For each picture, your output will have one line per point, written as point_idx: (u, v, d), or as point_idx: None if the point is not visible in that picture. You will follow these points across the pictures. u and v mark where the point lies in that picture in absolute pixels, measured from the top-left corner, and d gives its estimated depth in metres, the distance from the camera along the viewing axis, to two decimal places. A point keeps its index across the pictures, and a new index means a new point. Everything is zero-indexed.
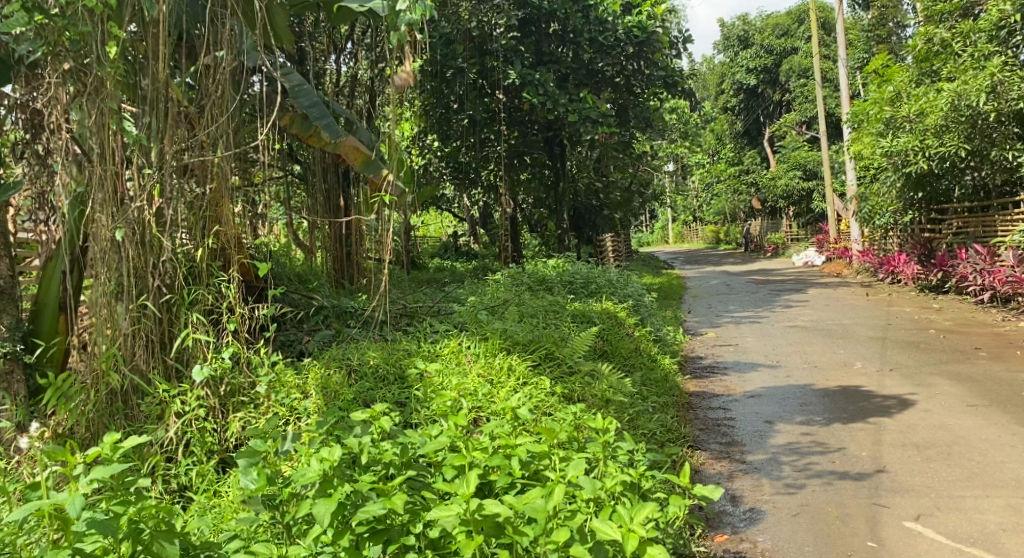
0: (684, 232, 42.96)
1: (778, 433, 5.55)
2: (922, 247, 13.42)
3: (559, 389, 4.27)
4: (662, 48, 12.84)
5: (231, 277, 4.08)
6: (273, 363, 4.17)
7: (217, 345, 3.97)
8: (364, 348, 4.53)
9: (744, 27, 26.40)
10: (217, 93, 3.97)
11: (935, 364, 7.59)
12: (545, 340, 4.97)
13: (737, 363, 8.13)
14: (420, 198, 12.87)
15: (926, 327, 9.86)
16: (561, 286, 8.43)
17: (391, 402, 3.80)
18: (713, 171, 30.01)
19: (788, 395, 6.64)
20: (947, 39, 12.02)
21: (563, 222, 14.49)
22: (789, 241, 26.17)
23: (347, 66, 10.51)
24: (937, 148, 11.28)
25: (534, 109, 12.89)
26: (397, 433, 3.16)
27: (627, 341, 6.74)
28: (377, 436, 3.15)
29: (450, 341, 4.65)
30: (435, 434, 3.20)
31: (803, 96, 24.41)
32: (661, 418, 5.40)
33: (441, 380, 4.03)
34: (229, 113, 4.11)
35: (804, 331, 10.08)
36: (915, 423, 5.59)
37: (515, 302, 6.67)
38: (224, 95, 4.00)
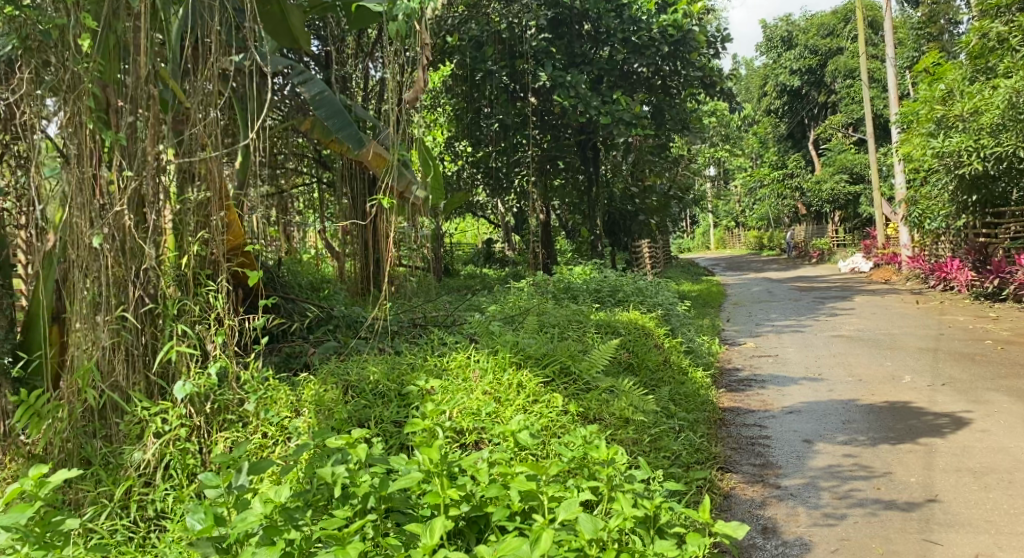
0: (727, 238, 42.18)
1: (817, 454, 5.12)
2: (978, 252, 12.69)
3: (573, 407, 3.90)
4: (699, 48, 12.35)
5: (221, 286, 3.76)
6: (266, 378, 3.84)
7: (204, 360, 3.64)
8: (365, 360, 4.16)
9: (788, 27, 25.73)
10: (206, 88, 3.69)
11: (991, 380, 7.06)
12: (561, 353, 4.61)
13: (775, 376, 7.66)
14: (451, 205, 12.61)
15: (982, 337, 9.28)
16: (587, 295, 8.10)
17: (387, 424, 3.39)
18: (755, 175, 29.32)
19: (828, 411, 6.20)
20: (1003, 34, 11.49)
21: (598, 227, 14.11)
22: (835, 247, 25.37)
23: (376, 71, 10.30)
24: (993, 148, 10.80)
25: (565, 112, 12.48)
26: (379, 461, 2.87)
27: (655, 353, 6.39)
28: (357, 465, 2.85)
29: (458, 354, 4.28)
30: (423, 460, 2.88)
31: (850, 97, 23.66)
32: (687, 437, 5.04)
33: (442, 396, 3.68)
34: (220, 110, 3.83)
35: (849, 341, 9.57)
36: (972, 445, 5.12)
37: (536, 313, 6.30)
38: (214, 91, 3.73)
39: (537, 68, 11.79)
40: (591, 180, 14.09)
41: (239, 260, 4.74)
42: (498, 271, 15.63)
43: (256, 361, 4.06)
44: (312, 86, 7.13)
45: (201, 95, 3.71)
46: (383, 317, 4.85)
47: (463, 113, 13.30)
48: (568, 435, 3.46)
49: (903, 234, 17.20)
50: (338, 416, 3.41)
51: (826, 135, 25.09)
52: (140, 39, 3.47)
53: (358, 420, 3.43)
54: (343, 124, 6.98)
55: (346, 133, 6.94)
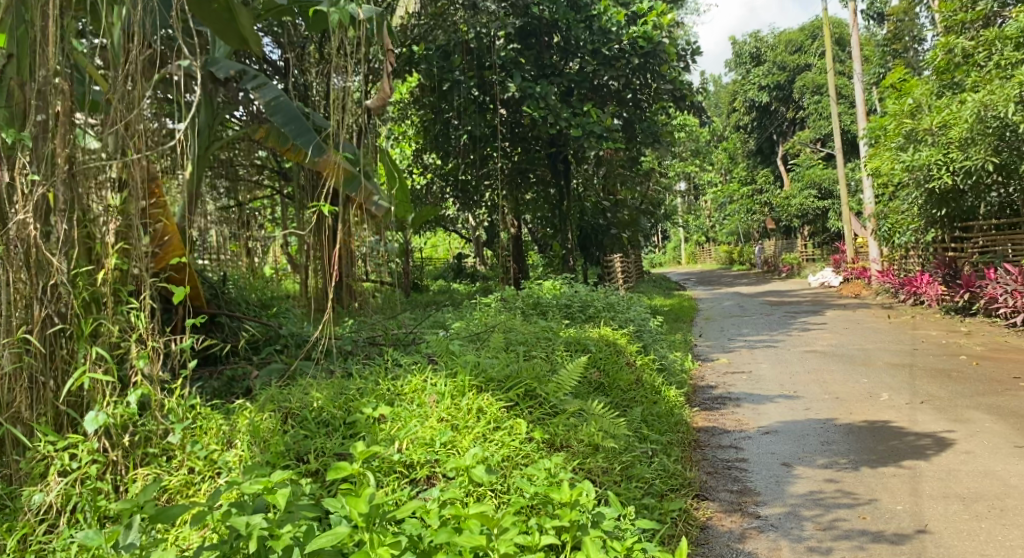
0: (697, 253, 42.29)
1: (797, 479, 4.85)
2: (947, 266, 12.48)
3: (537, 434, 3.56)
4: (669, 61, 12.17)
5: (144, 305, 3.38)
6: (192, 406, 3.49)
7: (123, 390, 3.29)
8: (312, 385, 3.79)
9: (756, 44, 25.81)
10: (128, 84, 3.30)
11: (970, 397, 6.87)
12: (526, 374, 4.24)
13: (750, 393, 7.41)
14: (419, 218, 12.31)
15: (957, 352, 9.12)
16: (556, 310, 7.80)
17: (329, 457, 3.04)
18: (725, 190, 29.33)
19: (806, 431, 5.94)
20: (969, 49, 11.46)
21: (570, 241, 13.82)
22: (804, 261, 25.38)
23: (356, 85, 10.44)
24: (962, 161, 10.68)
25: (534, 123, 12.21)
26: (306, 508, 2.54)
27: (627, 372, 6.12)
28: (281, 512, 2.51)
29: (414, 376, 3.91)
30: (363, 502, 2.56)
31: (818, 113, 23.77)
32: (659, 462, 4.76)
33: (393, 425, 3.33)
34: (146, 107, 3.43)
35: (824, 357, 9.37)
36: (957, 468, 4.89)
37: (503, 330, 5.94)
38: (137, 85, 3.33)
39: (507, 77, 11.52)
40: (562, 193, 13.83)
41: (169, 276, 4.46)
42: (469, 286, 15.31)
43: (185, 388, 3.69)
44: (265, 91, 6.78)
45: (122, 87, 3.29)
46: (332, 335, 4.49)
47: (432, 125, 12.99)
48: (531, 468, 3.14)
49: (873, 248, 17.17)
50: (273, 448, 3.06)
51: (795, 151, 25.16)
52: (48, 27, 3.08)
53: (298, 452, 3.08)
54: (301, 130, 6.67)
55: (305, 140, 6.63)
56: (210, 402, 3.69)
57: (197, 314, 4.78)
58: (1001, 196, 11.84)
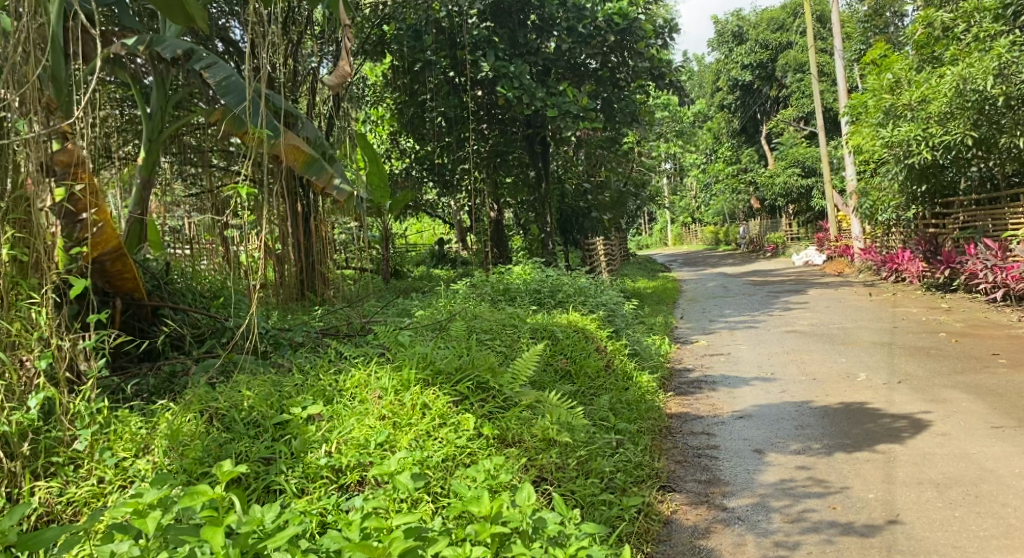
0: (684, 234, 42.12)
1: (768, 467, 4.67)
2: (928, 243, 12.37)
3: (484, 430, 3.35)
4: (647, 37, 11.81)
5: (46, 299, 3.23)
6: (104, 410, 3.30)
7: (25, 395, 3.11)
8: (248, 381, 3.57)
9: (738, 22, 25.50)
10: (19, 53, 3.16)
11: (949, 376, 6.71)
12: (479, 365, 4.00)
13: (726, 376, 7.23)
14: (397, 203, 12.03)
15: (936, 329, 8.98)
16: (526, 296, 7.58)
17: (249, 464, 2.83)
18: (710, 170, 29.13)
19: (781, 415, 5.76)
20: (948, 23, 11.26)
21: (549, 225, 13.42)
22: (789, 241, 25.23)
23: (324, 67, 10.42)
24: (941, 136, 10.48)
25: (508, 104, 11.97)
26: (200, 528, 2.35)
27: (595, 358, 5.92)
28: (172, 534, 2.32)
29: (357, 371, 3.69)
30: (267, 521, 2.35)
31: (800, 91, 23.55)
32: (623, 453, 4.58)
33: (325, 425, 3.12)
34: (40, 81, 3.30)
35: (803, 337, 9.21)
36: (933, 451, 4.72)
37: (466, 318, 5.70)
38: (32, 57, 3.20)
39: (479, 57, 11.23)
40: (540, 176, 13.44)
41: (93, 268, 4.31)
42: (448, 271, 15.08)
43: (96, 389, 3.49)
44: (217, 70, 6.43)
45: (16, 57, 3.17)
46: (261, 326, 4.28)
47: (405, 108, 12.70)
48: (471, 470, 2.94)
49: (855, 226, 17.04)
50: (191, 455, 2.86)
51: (778, 129, 24.97)
52: None
53: (216, 457, 2.87)
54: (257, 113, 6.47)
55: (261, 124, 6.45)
56: (132, 406, 3.50)
57: (123, 306, 4.59)
58: (981, 170, 11.63)
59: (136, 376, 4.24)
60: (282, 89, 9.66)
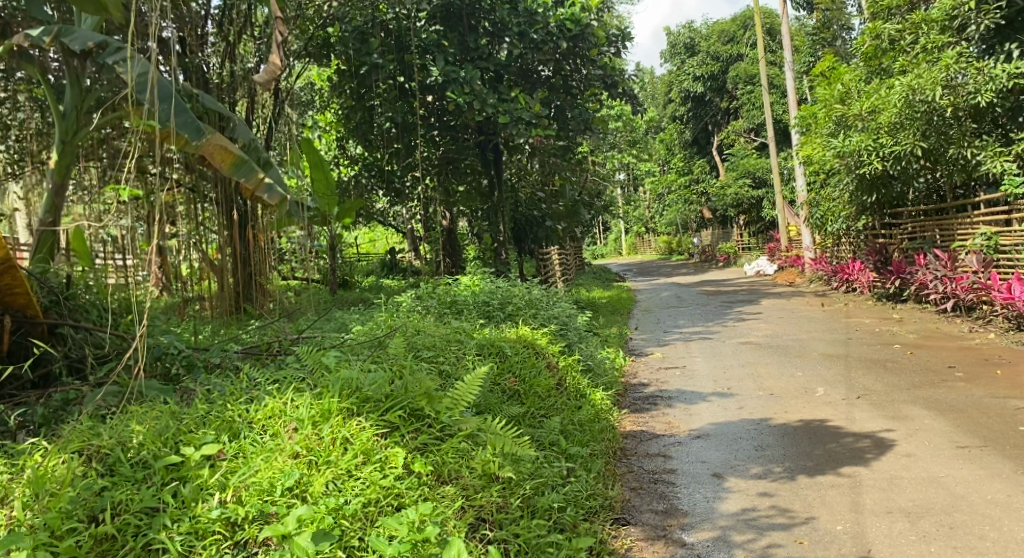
0: (638, 244, 42.17)
1: (729, 494, 4.35)
2: (878, 253, 12.28)
3: (414, 468, 2.98)
4: (599, 44, 11.63)
5: None
6: None
7: None
8: (144, 412, 3.15)
9: (689, 34, 25.55)
10: None
11: (909, 390, 6.50)
12: (414, 388, 3.55)
13: (682, 391, 6.92)
14: (346, 211, 11.45)
15: (891, 340, 8.81)
16: (474, 309, 7.18)
17: (128, 521, 2.47)
18: (663, 180, 29.08)
19: (739, 434, 5.45)
20: (896, 35, 11.17)
21: (502, 233, 12.79)
22: (741, 251, 25.27)
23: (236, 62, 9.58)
24: (892, 147, 10.36)
25: (457, 111, 11.59)
26: None
27: (546, 376, 5.54)
28: None
29: (273, 399, 3.27)
30: None
31: (750, 103, 23.63)
32: (573, 482, 4.21)
33: (225, 469, 2.73)
34: None
35: (758, 348, 8.98)
36: (900, 474, 4.46)
37: (407, 333, 5.27)
38: None
39: (428, 61, 10.89)
40: (493, 184, 12.97)
41: None
42: (398, 281, 14.61)
43: None
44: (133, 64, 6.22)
45: None
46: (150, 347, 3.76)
47: (351, 112, 12.20)
48: (391, 522, 2.60)
49: (805, 237, 17.01)
50: (56, 507, 2.47)
51: (729, 140, 25.03)
52: None
53: (91, 510, 2.50)
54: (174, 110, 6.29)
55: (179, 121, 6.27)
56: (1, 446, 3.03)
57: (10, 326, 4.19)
58: (928, 181, 11.53)
59: (24, 403, 3.87)
60: (216, 90, 9.12)
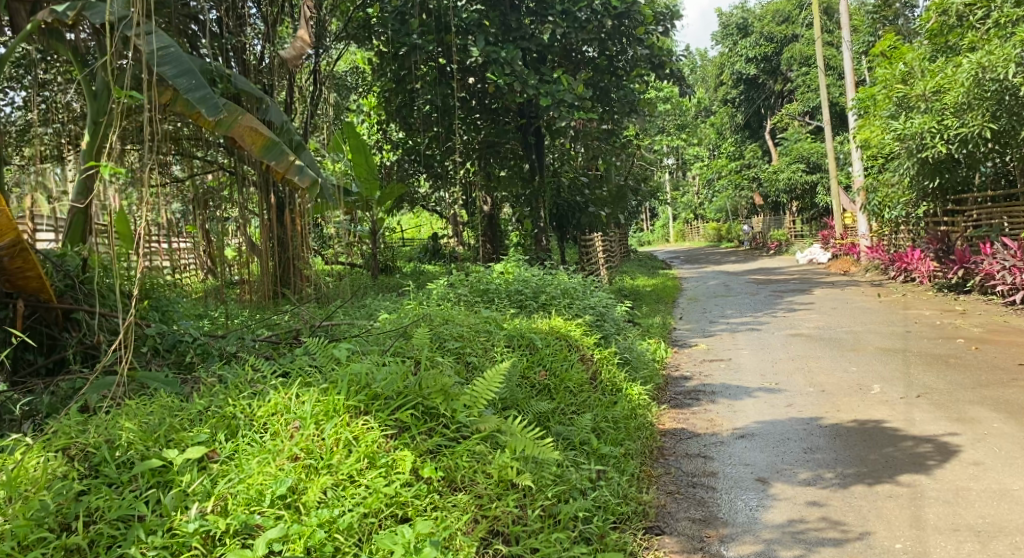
0: (686, 230, 41.42)
1: (775, 502, 4.00)
2: (940, 242, 11.70)
3: (422, 474, 2.81)
4: (646, 22, 11.16)
5: None
6: None
7: None
8: (139, 406, 3.01)
9: (743, 14, 24.76)
10: None
11: (973, 389, 6.05)
12: (429, 385, 3.31)
13: (727, 386, 6.55)
14: (388, 195, 11.19)
15: (953, 334, 8.28)
16: (507, 299, 6.92)
17: (96, 534, 2.39)
18: (713, 166, 28.37)
19: (787, 435, 5.08)
20: (962, 12, 10.52)
21: (543, 220, 12.30)
22: (793, 238, 24.52)
23: (260, 44, 9.17)
24: (956, 128, 9.77)
25: (498, 93, 11.28)
26: None
27: (578, 370, 5.27)
28: None
29: (276, 393, 3.07)
30: None
31: (806, 86, 22.82)
32: (604, 486, 3.95)
33: (211, 478, 2.61)
34: None
35: (809, 341, 8.54)
36: (968, 486, 4.07)
37: (434, 323, 5.02)
38: None
39: (470, 42, 10.40)
40: (534, 169, 12.44)
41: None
42: (439, 266, 14.43)
43: None
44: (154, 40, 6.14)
45: None
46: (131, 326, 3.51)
47: (391, 95, 11.93)
48: (384, 540, 2.49)
49: (861, 224, 16.32)
50: (27, 514, 2.37)
51: (783, 124, 24.24)
52: None
53: (65, 517, 2.42)
54: (194, 84, 6.01)
55: (199, 96, 5.99)
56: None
57: (20, 310, 4.02)
58: (996, 166, 11.04)
59: (30, 392, 3.71)
60: (253, 72, 8.93)
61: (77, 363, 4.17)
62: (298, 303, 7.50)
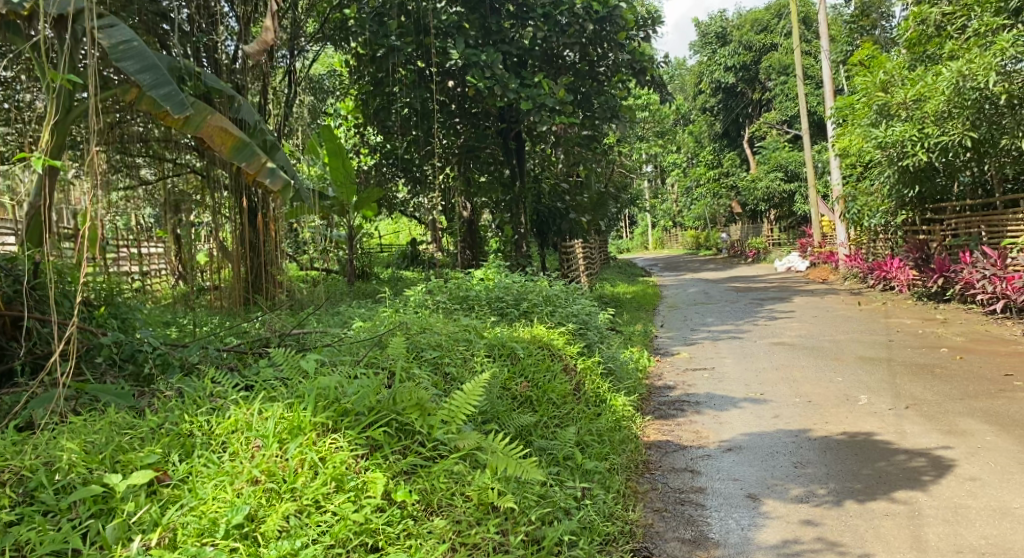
0: (665, 238, 41.41)
1: (767, 521, 3.82)
2: (919, 251, 11.63)
3: (394, 499, 2.68)
4: (627, 27, 10.99)
5: None
6: None
7: None
8: (88, 422, 2.89)
9: (722, 23, 24.82)
10: None
11: (962, 400, 5.90)
12: (405, 399, 3.14)
13: (712, 396, 6.37)
14: (365, 200, 10.86)
15: (937, 344, 8.17)
16: (486, 306, 6.71)
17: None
18: (692, 174, 28.34)
19: (776, 448, 4.90)
20: (941, 21, 10.47)
21: (523, 226, 12.08)
22: (771, 246, 24.48)
23: (234, 43, 8.87)
24: (937, 137, 9.63)
25: (478, 96, 11.08)
26: None
27: (562, 381, 5.05)
28: None
29: (236, 411, 2.93)
30: None
31: (784, 94, 22.87)
32: (590, 505, 3.77)
33: (158, 508, 2.50)
34: None
35: (792, 350, 8.40)
36: (966, 504, 3.90)
37: (411, 331, 4.80)
38: None
39: (449, 45, 10.17)
40: (514, 174, 12.23)
41: None
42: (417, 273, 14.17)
43: None
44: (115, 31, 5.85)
45: None
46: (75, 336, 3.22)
47: (369, 98, 11.67)
48: None
49: (840, 232, 16.27)
50: None
51: (761, 133, 24.24)
52: None
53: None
54: (159, 81, 5.77)
55: (164, 93, 5.75)
56: None
57: None
58: (975, 175, 10.87)
59: None
60: (224, 73, 8.66)
61: (24, 375, 3.91)
62: (270, 310, 7.22)
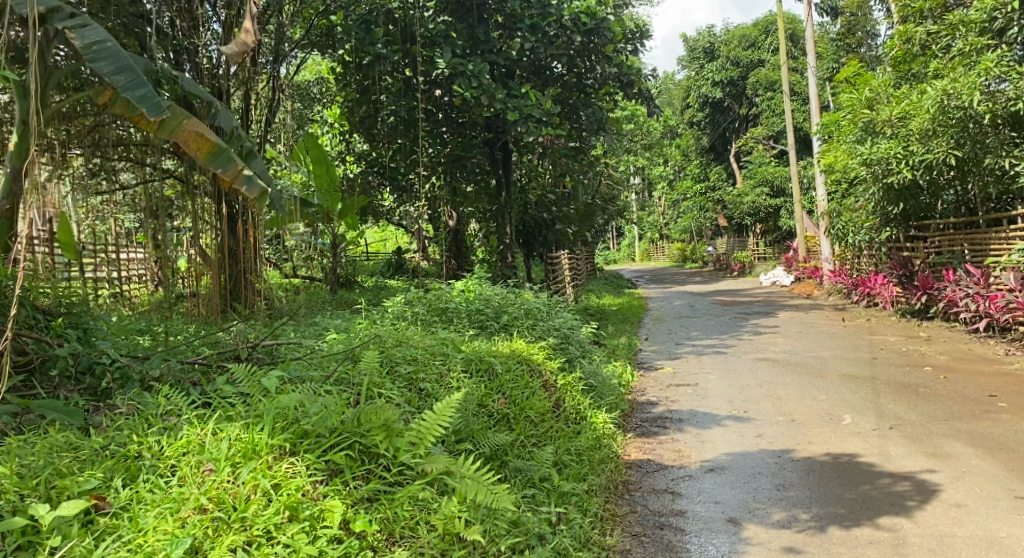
0: (651, 250, 41.36)
1: (747, 548, 3.70)
2: (903, 267, 11.48)
3: (352, 528, 2.61)
4: (615, 40, 10.86)
5: None
6: None
7: None
8: (24, 443, 2.80)
9: (710, 38, 24.88)
10: None
11: (946, 422, 5.81)
12: (370, 420, 3.04)
13: (694, 413, 6.25)
14: (348, 209, 10.68)
15: (920, 362, 8.09)
16: (466, 318, 6.57)
17: None
18: (679, 188, 28.32)
19: (758, 469, 4.79)
20: (926, 41, 10.46)
21: (508, 237, 11.94)
22: (756, 260, 24.44)
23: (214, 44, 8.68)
24: (922, 155, 9.56)
25: (465, 106, 10.97)
26: None
27: (541, 398, 4.92)
28: None
29: (190, 433, 2.87)
30: None
31: (770, 110, 22.92)
32: (564, 530, 3.65)
33: (93, 539, 2.44)
34: None
35: (776, 366, 8.31)
36: (952, 532, 3.80)
37: (385, 345, 4.66)
38: None
39: (435, 53, 10.05)
40: (500, 184, 12.10)
41: None
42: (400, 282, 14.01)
43: None
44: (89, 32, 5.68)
45: None
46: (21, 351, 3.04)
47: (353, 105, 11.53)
48: None
49: (824, 248, 16.23)
50: None
51: (748, 148, 24.25)
52: None
53: None
54: (134, 82, 5.58)
55: (139, 94, 5.55)
56: None
57: None
58: (957, 193, 10.90)
59: None
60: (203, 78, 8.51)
61: None
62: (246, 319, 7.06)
